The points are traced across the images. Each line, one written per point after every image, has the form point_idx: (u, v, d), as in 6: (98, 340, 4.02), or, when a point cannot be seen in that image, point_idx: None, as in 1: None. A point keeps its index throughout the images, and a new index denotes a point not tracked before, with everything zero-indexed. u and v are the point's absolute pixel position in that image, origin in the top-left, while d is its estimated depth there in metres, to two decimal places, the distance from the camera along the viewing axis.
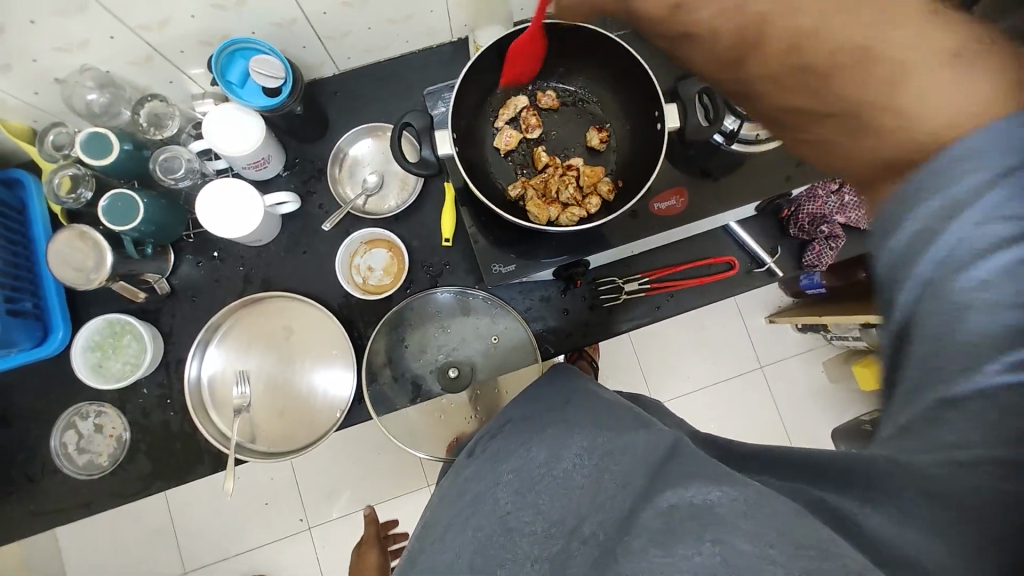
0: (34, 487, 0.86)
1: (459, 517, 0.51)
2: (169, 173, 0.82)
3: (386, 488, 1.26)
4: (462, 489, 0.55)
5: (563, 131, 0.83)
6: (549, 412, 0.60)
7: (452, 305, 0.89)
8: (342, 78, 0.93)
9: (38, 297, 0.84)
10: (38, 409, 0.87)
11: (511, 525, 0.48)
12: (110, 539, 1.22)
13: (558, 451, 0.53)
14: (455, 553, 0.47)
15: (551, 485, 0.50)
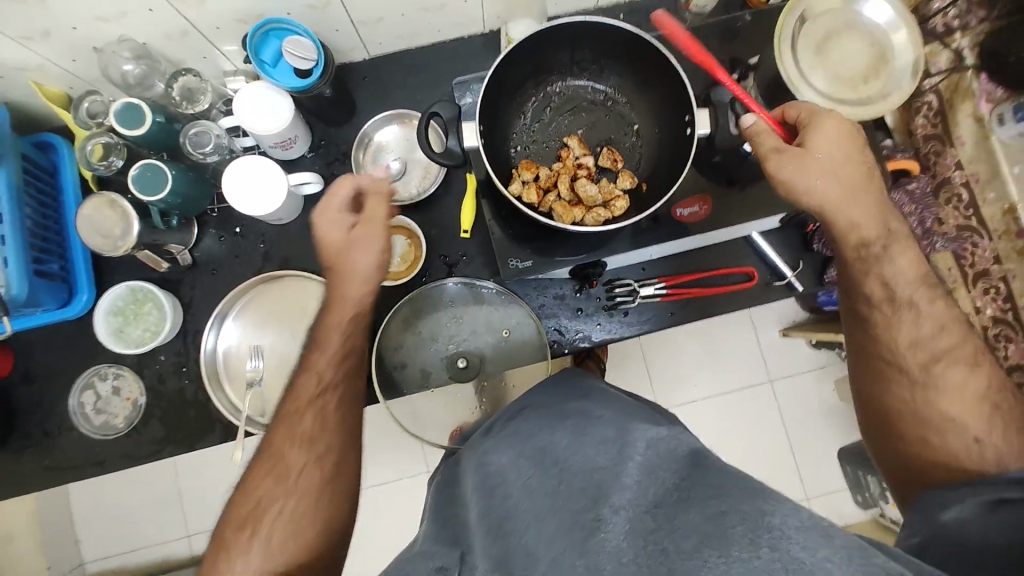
0: (51, 443, 0.89)
1: (490, 486, 0.52)
2: (196, 148, 0.83)
3: (390, 471, 1.27)
4: (483, 462, 0.56)
5: (590, 130, 0.83)
6: (570, 404, 0.61)
7: (465, 294, 0.90)
8: (373, 63, 0.93)
9: (65, 259, 0.86)
10: (61, 367, 0.90)
11: (535, 492, 0.50)
12: (121, 496, 1.26)
13: (580, 437, 0.53)
14: (482, 518, 0.50)
15: (575, 464, 0.50)
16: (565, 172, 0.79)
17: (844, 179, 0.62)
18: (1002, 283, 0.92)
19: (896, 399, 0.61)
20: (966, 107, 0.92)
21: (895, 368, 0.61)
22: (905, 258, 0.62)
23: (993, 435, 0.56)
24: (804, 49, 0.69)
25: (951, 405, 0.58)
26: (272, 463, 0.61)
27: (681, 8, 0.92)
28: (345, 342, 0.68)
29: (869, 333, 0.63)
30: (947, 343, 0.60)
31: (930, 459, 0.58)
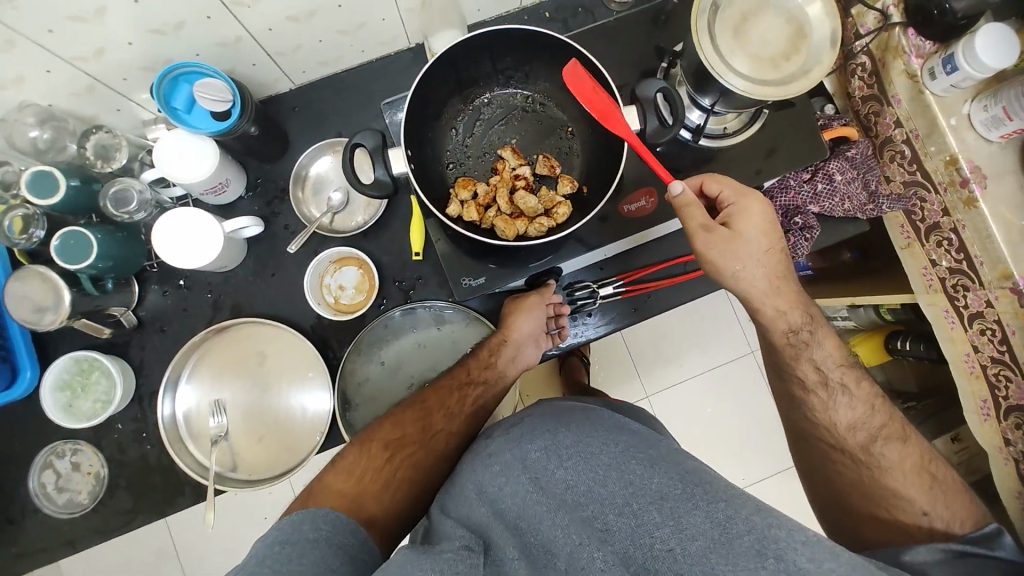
0: (17, 529, 0.86)
1: (495, 490, 0.59)
2: (117, 207, 0.80)
3: None
4: (487, 462, 0.62)
5: (525, 138, 0.81)
6: (568, 410, 0.67)
7: (424, 319, 0.88)
8: (300, 93, 0.90)
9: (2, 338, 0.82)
10: (15, 450, 0.86)
11: (541, 484, 0.58)
12: (109, 566, 1.22)
13: (584, 439, 0.61)
14: (497, 518, 0.58)
15: (586, 464, 0.58)
16: (502, 186, 0.78)
17: (764, 266, 0.67)
18: (952, 234, 0.90)
19: (848, 481, 0.68)
20: (898, 65, 0.92)
21: (841, 451, 0.68)
22: (831, 342, 0.70)
23: (937, 507, 0.64)
24: (721, 34, 0.68)
25: (895, 481, 0.65)
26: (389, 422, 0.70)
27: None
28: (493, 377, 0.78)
29: (814, 423, 0.70)
30: (880, 423, 0.68)
31: (888, 537, 0.64)
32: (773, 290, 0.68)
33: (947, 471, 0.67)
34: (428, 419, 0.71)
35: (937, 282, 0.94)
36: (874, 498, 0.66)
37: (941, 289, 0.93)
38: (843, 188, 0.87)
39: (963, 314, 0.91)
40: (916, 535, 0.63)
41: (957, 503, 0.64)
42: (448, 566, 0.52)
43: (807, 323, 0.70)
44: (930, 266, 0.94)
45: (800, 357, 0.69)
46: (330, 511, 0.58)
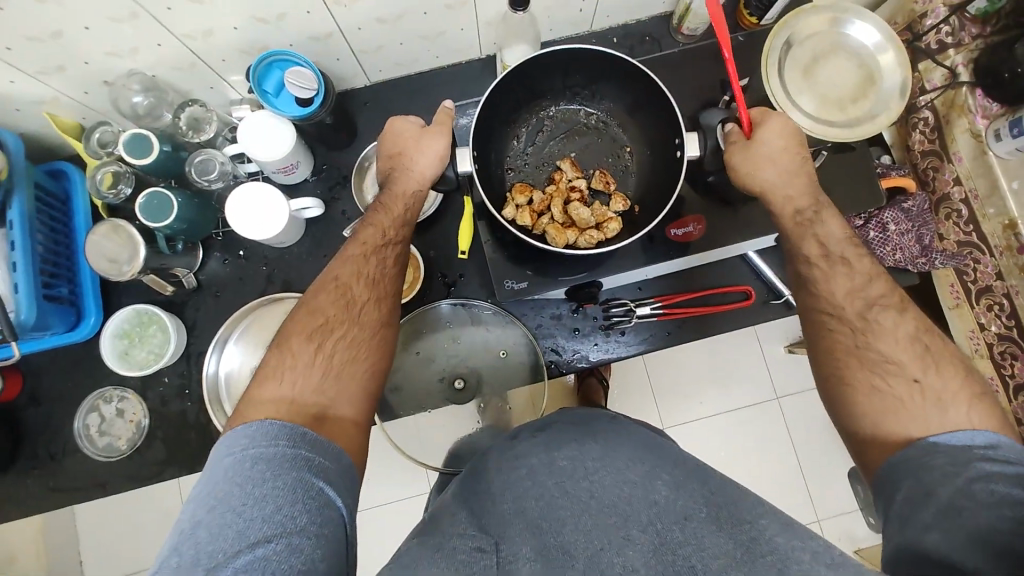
0: (56, 466, 0.90)
1: (523, 492, 0.61)
2: (201, 176, 0.85)
3: (393, 492, 1.25)
4: (515, 467, 0.65)
5: (585, 154, 0.85)
6: (597, 422, 0.70)
7: (461, 316, 0.90)
8: (373, 89, 0.96)
9: (74, 283, 0.88)
10: (68, 391, 0.92)
11: (567, 489, 0.60)
12: (125, 521, 1.26)
13: (610, 451, 0.63)
14: (519, 517, 0.59)
15: (612, 478, 0.60)
16: (557, 195, 0.80)
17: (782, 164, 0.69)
18: (1005, 299, 0.90)
19: (844, 354, 0.64)
20: (962, 122, 0.92)
21: (838, 320, 0.66)
22: (864, 282, 0.67)
23: (930, 376, 0.60)
24: (790, 72, 0.71)
25: (889, 348, 0.63)
26: (317, 325, 0.64)
27: (672, 32, 0.95)
28: (404, 210, 0.73)
29: (811, 296, 0.68)
30: (878, 292, 0.66)
31: (887, 417, 0.59)
32: (785, 171, 0.69)
33: (957, 357, 0.62)
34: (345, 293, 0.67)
35: (984, 347, 0.93)
36: (879, 375, 0.61)
37: (987, 355, 0.92)
38: (895, 239, 0.89)
39: (1010, 384, 0.90)
40: (920, 419, 0.58)
41: (970, 395, 0.59)
42: (456, 568, 0.53)
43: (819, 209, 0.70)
44: (978, 331, 0.93)
45: (806, 229, 0.69)
46: (308, 431, 0.56)
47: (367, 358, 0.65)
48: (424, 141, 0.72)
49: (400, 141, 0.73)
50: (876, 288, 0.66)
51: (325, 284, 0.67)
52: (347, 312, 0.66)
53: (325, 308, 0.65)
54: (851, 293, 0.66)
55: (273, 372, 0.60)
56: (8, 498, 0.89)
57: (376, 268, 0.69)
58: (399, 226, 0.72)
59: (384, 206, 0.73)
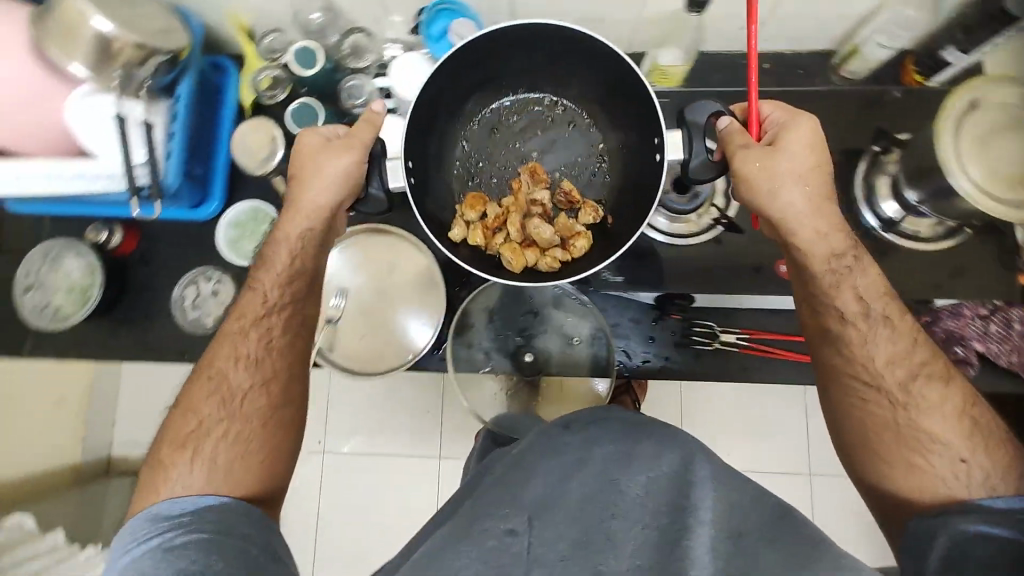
0: (145, 325, 0.97)
1: (562, 483, 0.60)
2: (353, 101, 0.91)
3: (399, 448, 1.51)
4: (555, 452, 0.63)
5: (552, 147, 0.89)
6: (642, 423, 0.67)
7: (546, 295, 0.92)
8: None
9: (205, 168, 0.95)
10: (172, 262, 0.98)
11: (614, 484, 0.59)
12: None
13: (661, 452, 0.61)
14: (559, 507, 0.58)
15: (662, 481, 0.59)
16: (514, 209, 0.84)
17: (801, 180, 0.68)
18: None
19: (884, 424, 0.68)
20: None
21: (873, 388, 0.69)
22: (904, 340, 0.70)
23: (975, 453, 0.65)
24: (966, 134, 0.67)
25: (928, 419, 0.67)
26: (193, 429, 0.70)
27: (829, 71, 0.93)
28: (286, 268, 0.76)
29: (843, 359, 0.70)
30: (923, 359, 0.70)
31: (922, 489, 0.65)
32: (790, 197, 0.68)
33: (993, 425, 0.67)
34: (217, 377, 0.72)
35: None
36: (909, 443, 0.67)
37: None
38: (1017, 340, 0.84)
39: None
40: (953, 491, 0.64)
41: (1008, 464, 0.64)
42: (491, 557, 0.54)
43: (847, 247, 0.71)
44: None
45: (845, 277, 0.70)
46: (189, 512, 0.65)
47: (258, 439, 0.71)
48: (326, 163, 0.73)
49: (304, 161, 0.74)
50: (919, 354, 0.70)
51: (204, 377, 0.73)
52: (227, 405, 0.71)
53: (199, 409, 0.71)
54: (882, 357, 0.69)
55: (170, 472, 0.67)
56: (93, 342, 0.95)
57: (257, 346, 0.73)
58: (280, 287, 0.75)
59: (268, 263, 0.76)
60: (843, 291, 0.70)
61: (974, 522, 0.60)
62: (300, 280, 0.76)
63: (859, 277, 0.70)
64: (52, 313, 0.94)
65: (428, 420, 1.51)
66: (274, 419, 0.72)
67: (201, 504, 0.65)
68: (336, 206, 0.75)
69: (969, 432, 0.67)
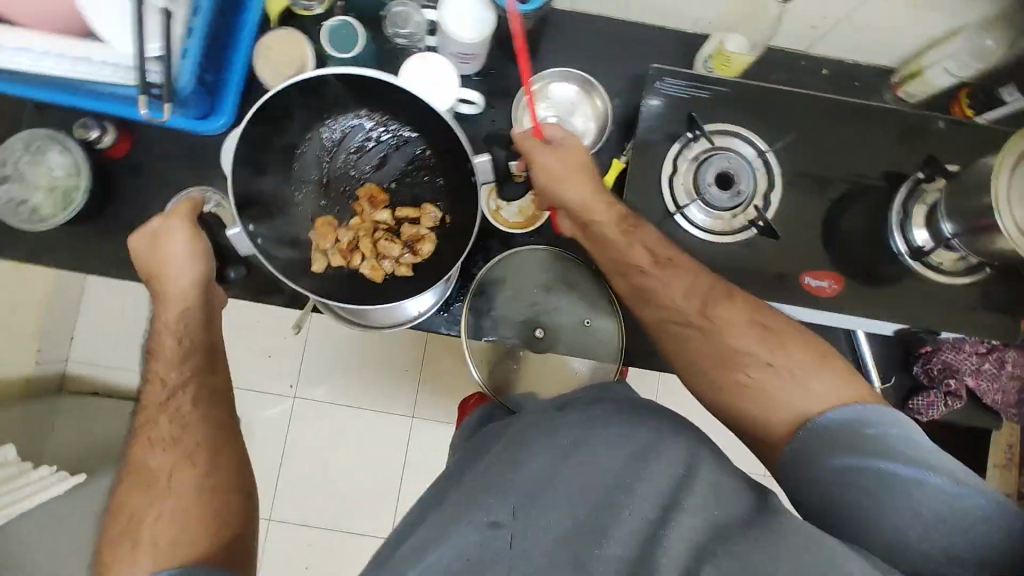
0: (132, 238, 0.89)
1: (549, 473, 0.55)
2: (397, 27, 0.83)
3: (371, 402, 1.48)
4: (536, 440, 0.58)
5: (383, 163, 0.83)
6: (633, 406, 0.62)
7: (562, 270, 0.90)
8: (568, 15, 0.91)
9: (215, 76, 0.84)
10: (167, 174, 0.90)
11: (604, 479, 0.54)
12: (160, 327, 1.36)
13: (654, 444, 0.57)
14: (544, 500, 0.53)
15: (655, 474, 0.54)
16: (364, 231, 0.82)
17: (572, 172, 0.80)
18: None
19: (704, 354, 0.72)
20: None
21: (686, 324, 0.74)
22: (732, 302, 0.73)
23: (774, 352, 0.68)
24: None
25: (732, 337, 0.70)
26: (126, 523, 0.64)
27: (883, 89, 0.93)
28: (175, 352, 0.75)
29: (656, 310, 0.76)
30: (710, 287, 0.74)
31: (755, 407, 0.67)
32: (574, 192, 0.80)
33: (783, 323, 0.71)
34: (141, 476, 0.67)
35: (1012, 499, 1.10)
36: (732, 367, 0.70)
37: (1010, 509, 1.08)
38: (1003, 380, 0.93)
39: None
40: (784, 399, 0.66)
41: (818, 360, 0.67)
42: (478, 551, 0.51)
43: (632, 226, 0.79)
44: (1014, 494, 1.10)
45: (633, 238, 0.78)
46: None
47: (189, 509, 0.65)
48: (169, 255, 0.75)
49: (151, 260, 0.76)
50: (670, 265, 0.76)
51: (129, 474, 0.68)
52: (153, 489, 0.66)
53: (130, 503, 0.66)
54: (678, 305, 0.75)
55: (117, 572, 0.61)
56: (68, 248, 0.87)
57: (172, 427, 0.70)
58: (173, 365, 0.74)
59: (155, 353, 0.75)
60: (632, 245, 0.78)
61: (822, 439, 0.62)
62: (194, 354, 0.75)
63: (677, 281, 0.75)
64: (27, 214, 0.86)
65: (405, 379, 1.49)
66: (209, 479, 0.67)
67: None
68: (199, 281, 0.77)
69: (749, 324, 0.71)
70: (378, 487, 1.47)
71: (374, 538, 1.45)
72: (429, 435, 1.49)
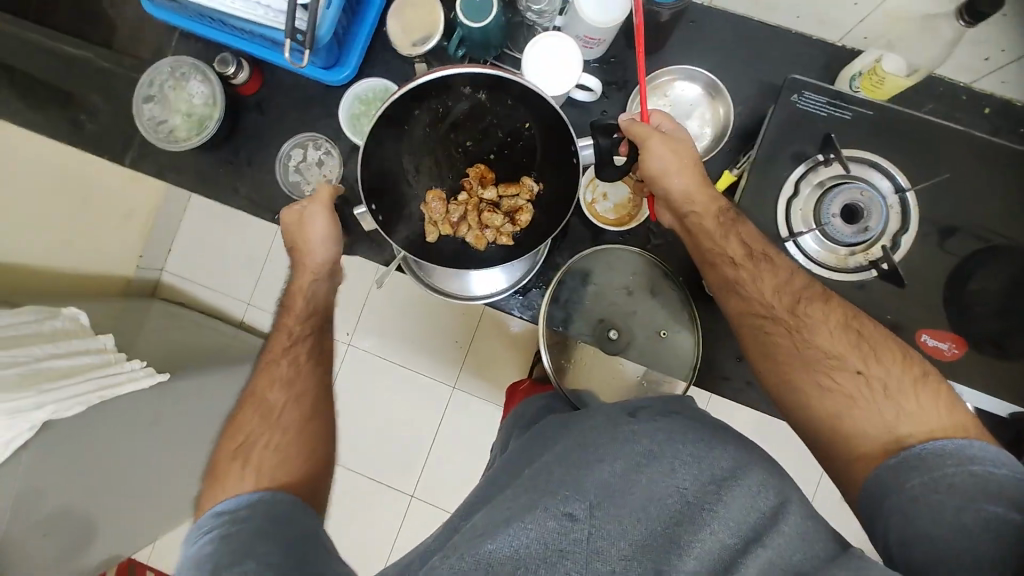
0: (247, 172, 0.94)
1: (628, 477, 0.54)
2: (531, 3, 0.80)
3: (419, 365, 1.53)
4: (616, 446, 0.57)
5: (482, 136, 0.81)
6: (717, 428, 0.60)
7: (648, 277, 0.89)
8: (707, 11, 0.86)
9: (346, 31, 0.87)
10: (286, 116, 0.94)
11: (687, 496, 0.52)
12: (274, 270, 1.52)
13: (742, 467, 0.54)
14: (620, 504, 0.52)
15: (744, 499, 0.51)
16: (468, 206, 0.81)
17: (680, 164, 0.78)
18: None
19: (789, 354, 0.70)
20: None
21: (774, 322, 0.73)
22: (821, 308, 0.71)
23: (868, 362, 0.67)
24: None
25: (820, 338, 0.69)
26: (237, 444, 0.70)
27: None
28: (304, 309, 0.86)
29: (744, 301, 0.75)
30: (803, 287, 0.73)
31: (843, 419, 0.65)
32: (677, 187, 0.79)
33: (878, 333, 0.69)
34: (263, 408, 0.74)
35: None
36: (820, 372, 0.68)
37: None
38: None
39: None
40: (873, 412, 0.64)
41: (914, 381, 0.65)
42: (550, 540, 0.49)
43: (730, 218, 0.78)
44: None
45: (730, 230, 0.77)
46: (240, 511, 0.62)
47: (293, 441, 0.71)
48: (313, 228, 0.84)
49: (297, 233, 0.85)
50: (761, 261, 0.75)
51: (249, 400, 0.75)
52: (266, 419, 0.73)
53: (244, 426, 0.72)
54: (763, 304, 0.74)
55: (218, 493, 0.65)
56: (192, 172, 0.94)
57: (289, 369, 0.78)
58: (301, 320, 0.84)
59: (286, 307, 0.86)
60: (727, 239, 0.77)
61: (915, 470, 0.59)
62: (317, 315, 0.86)
63: (765, 281, 0.74)
64: (165, 134, 0.95)
65: (454, 350, 1.52)
66: (309, 424, 0.74)
67: (249, 500, 0.63)
68: (332, 260, 0.87)
69: (842, 328, 0.69)
70: (410, 445, 1.52)
71: (398, 492, 1.51)
72: (468, 409, 1.51)
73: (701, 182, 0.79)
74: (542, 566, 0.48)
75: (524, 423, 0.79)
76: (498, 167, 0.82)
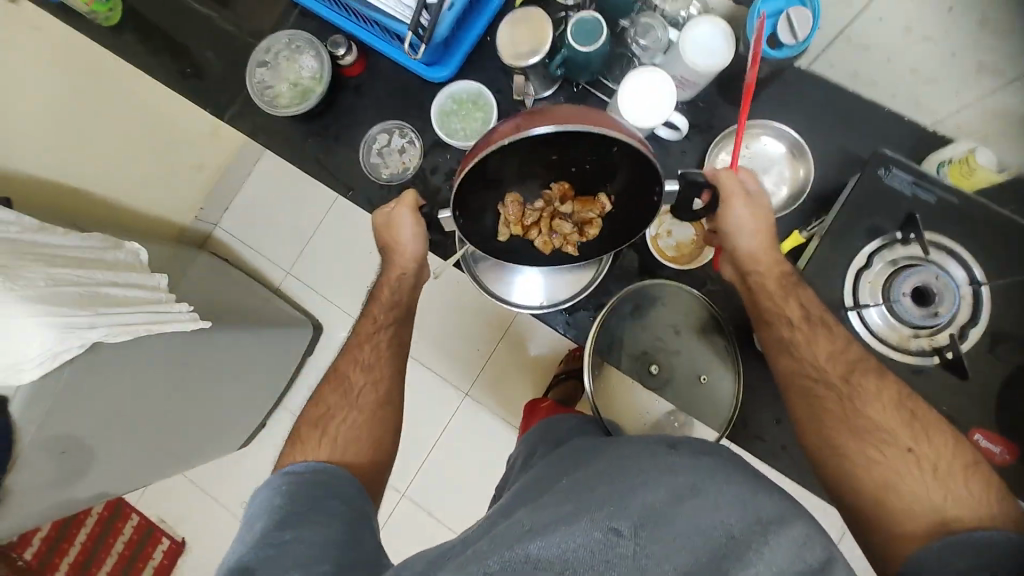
0: (333, 146, 0.99)
1: (675, 504, 0.53)
2: (639, 37, 0.86)
3: (439, 364, 1.53)
4: (665, 473, 0.57)
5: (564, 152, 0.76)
6: (760, 476, 0.59)
7: (700, 319, 0.89)
8: (802, 74, 0.88)
9: (455, 34, 0.91)
10: (380, 101, 0.99)
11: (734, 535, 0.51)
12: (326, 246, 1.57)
13: (790, 516, 0.53)
14: (669, 531, 0.51)
15: (792, 549, 0.50)
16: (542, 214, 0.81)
17: (757, 223, 0.78)
18: None
19: (837, 421, 0.70)
20: None
21: (825, 386, 0.72)
22: (878, 381, 0.71)
23: (920, 442, 0.65)
24: None
25: (872, 410, 0.68)
26: (320, 415, 0.78)
27: None
28: (390, 300, 0.89)
29: (795, 363, 0.75)
30: (857, 357, 0.73)
31: (889, 494, 0.64)
32: (747, 243, 0.79)
33: (932, 414, 0.68)
34: (345, 387, 0.81)
35: None
36: (869, 446, 0.67)
37: None
38: None
39: None
40: (922, 492, 0.62)
41: (965, 466, 0.63)
42: (596, 550, 0.50)
43: (793, 278, 0.79)
44: None
45: (790, 292, 0.78)
46: (302, 472, 0.69)
47: (365, 426, 0.77)
48: (399, 231, 0.87)
49: (385, 237, 0.89)
50: (820, 323, 0.76)
51: (331, 379, 0.83)
52: (346, 397, 0.80)
53: (326, 401, 0.79)
54: (818, 366, 0.74)
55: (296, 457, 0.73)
56: (283, 137, 0.99)
57: (371, 355, 0.84)
58: (387, 311, 0.88)
59: (375, 296, 0.90)
60: (788, 298, 0.78)
61: (961, 553, 0.57)
62: (399, 307, 0.89)
63: (821, 345, 0.74)
64: (269, 98, 1.00)
65: (475, 357, 1.51)
66: (383, 408, 0.80)
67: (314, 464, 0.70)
68: (420, 255, 0.89)
69: (895, 405, 0.69)
70: (414, 443, 1.52)
71: (389, 488, 1.51)
72: (478, 417, 1.51)
73: (771, 238, 0.80)
74: (590, 571, 0.49)
75: (551, 443, 0.78)
76: (577, 180, 0.78)
